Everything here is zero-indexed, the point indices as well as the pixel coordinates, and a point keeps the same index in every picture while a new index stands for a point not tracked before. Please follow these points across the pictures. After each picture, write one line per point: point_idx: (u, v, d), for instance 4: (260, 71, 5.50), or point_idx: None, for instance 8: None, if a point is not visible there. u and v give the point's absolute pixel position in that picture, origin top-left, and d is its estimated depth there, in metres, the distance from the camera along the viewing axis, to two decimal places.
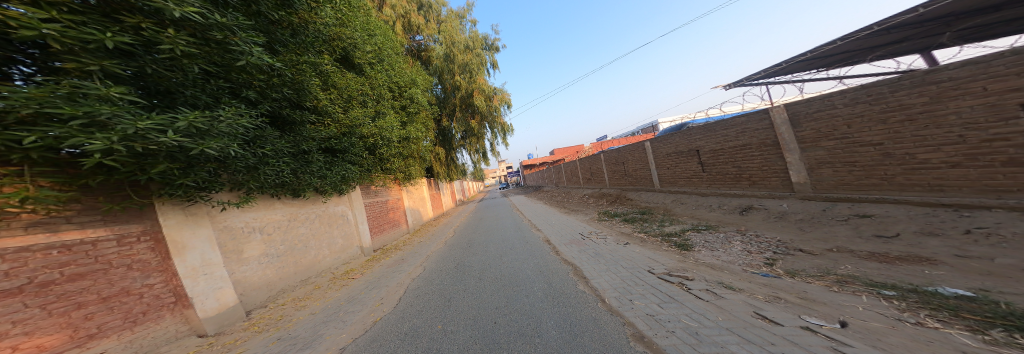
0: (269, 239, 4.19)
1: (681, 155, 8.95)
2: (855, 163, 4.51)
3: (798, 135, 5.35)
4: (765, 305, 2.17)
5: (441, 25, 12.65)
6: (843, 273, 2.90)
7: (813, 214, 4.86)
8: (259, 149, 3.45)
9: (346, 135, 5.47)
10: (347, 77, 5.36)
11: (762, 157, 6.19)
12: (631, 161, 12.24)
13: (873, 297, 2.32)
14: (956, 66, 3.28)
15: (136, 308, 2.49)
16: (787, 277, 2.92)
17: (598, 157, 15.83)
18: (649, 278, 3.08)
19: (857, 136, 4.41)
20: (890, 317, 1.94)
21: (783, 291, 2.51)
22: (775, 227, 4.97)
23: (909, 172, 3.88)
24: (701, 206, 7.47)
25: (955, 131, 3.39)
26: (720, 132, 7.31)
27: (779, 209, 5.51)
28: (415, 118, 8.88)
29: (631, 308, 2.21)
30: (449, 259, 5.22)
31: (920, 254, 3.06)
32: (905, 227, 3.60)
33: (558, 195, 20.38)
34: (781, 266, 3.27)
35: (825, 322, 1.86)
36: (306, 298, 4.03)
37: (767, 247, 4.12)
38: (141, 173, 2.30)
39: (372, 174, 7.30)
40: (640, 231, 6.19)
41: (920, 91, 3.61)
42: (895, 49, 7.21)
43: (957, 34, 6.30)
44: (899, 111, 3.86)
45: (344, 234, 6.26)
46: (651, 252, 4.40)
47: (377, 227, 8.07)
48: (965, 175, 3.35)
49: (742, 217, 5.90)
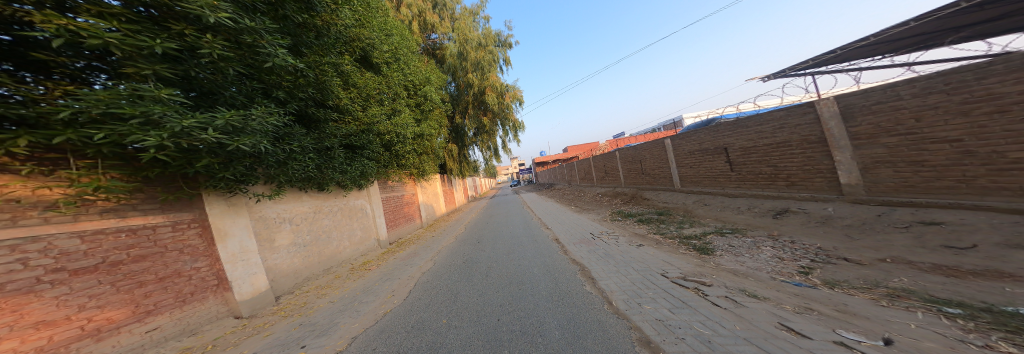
0: (297, 229, 4.52)
1: (706, 153, 8.40)
2: (922, 163, 3.95)
3: (851, 131, 4.79)
4: (794, 316, 1.98)
5: (455, 23, 12.82)
6: (896, 287, 2.57)
7: (864, 219, 4.34)
8: (287, 146, 3.72)
9: (365, 132, 5.75)
10: (365, 76, 5.61)
11: (804, 155, 5.62)
12: (649, 159, 11.71)
13: (933, 315, 2.03)
14: None
15: (186, 289, 2.80)
16: (825, 288, 2.64)
17: (614, 154, 15.35)
18: (660, 282, 2.93)
19: (929, 131, 3.85)
20: (950, 338, 1.68)
21: (817, 302, 2.27)
22: (815, 233, 4.50)
23: (995, 173, 3.33)
24: (727, 207, 6.97)
25: None
26: (753, 127, 6.74)
27: (822, 213, 4.99)
28: (431, 116, 9.12)
29: (639, 312, 2.12)
30: (459, 254, 5.33)
31: (1001, 269, 2.62)
32: (984, 238, 3.09)
33: (572, 192, 20.10)
34: (819, 276, 2.96)
35: (866, 339, 1.66)
36: (327, 286, 4.32)
37: (803, 254, 3.75)
38: (188, 167, 2.57)
39: (388, 170, 7.61)
40: (656, 232, 5.91)
41: (1017, 77, 3.06)
42: (983, 29, 6.22)
43: None
44: (987, 102, 3.30)
45: (363, 226, 6.61)
46: (664, 255, 4.18)
47: (392, 221, 8.42)
48: None
49: (777, 221, 5.41)
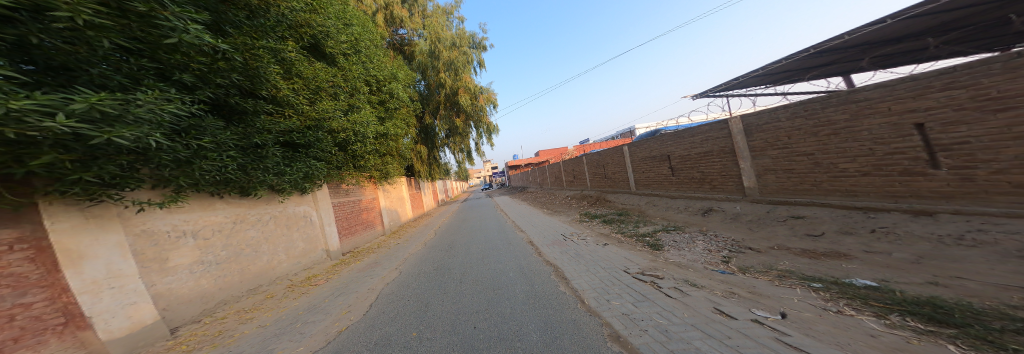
0: (205, 244, 3.73)
1: (655, 159, 9.50)
2: (792, 171, 5.14)
3: (751, 144, 5.96)
4: (723, 300, 2.39)
5: (427, 19, 12.19)
6: (783, 268, 3.29)
7: (759, 215, 5.44)
8: (194, 141, 3.04)
9: (311, 129, 5.15)
10: (315, 67, 5.06)
11: (722, 163, 6.78)
12: (611, 164, 12.73)
13: (808, 290, 2.65)
14: (870, 88, 3.85)
15: (5, 335, 2.01)
16: (740, 273, 3.23)
17: (581, 160, 16.18)
18: (624, 278, 3.23)
19: (795, 146, 5.04)
20: (817, 307, 2.24)
21: (737, 286, 2.79)
22: (729, 228, 5.49)
23: (832, 179, 4.51)
24: (670, 208, 8.00)
25: (867, 144, 4.00)
26: (688, 139, 7.88)
27: (733, 211, 6.09)
28: (395, 115, 8.56)
29: (608, 308, 2.31)
30: (430, 261, 5.05)
31: (838, 250, 3.58)
32: (828, 227, 4.17)
33: (540, 196, 20.51)
34: (735, 263, 3.62)
35: (770, 315, 2.11)
36: (255, 309, 3.67)
37: (724, 245, 4.54)
38: (15, 166, 1.87)
39: (344, 171, 6.89)
40: (618, 231, 6.48)
41: (842, 109, 4.23)
42: (825, 71, 8.35)
43: (873, 59, 7.46)
44: (826, 126, 4.49)
45: (306, 237, 5.80)
46: (626, 253, 4.61)
47: (348, 229, 7.57)
48: (873, 183, 3.98)
49: (705, 218, 6.43)
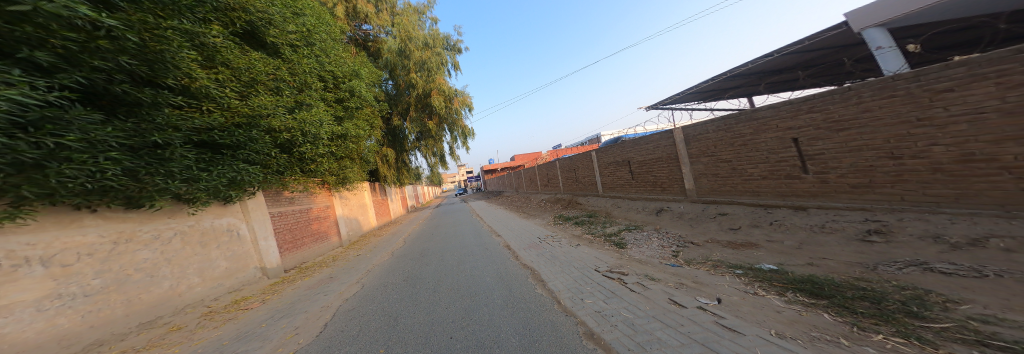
0: (67, 271, 2.86)
1: (617, 164, 10.23)
2: (717, 175, 6.11)
3: (691, 151, 6.81)
4: (676, 291, 2.71)
5: (396, 17, 11.64)
6: (716, 258, 3.82)
7: (697, 213, 6.24)
8: (50, 140, 2.18)
9: (244, 127, 4.41)
10: (250, 57, 4.48)
11: (669, 168, 7.61)
12: (581, 169, 13.24)
13: (734, 276, 3.11)
14: (767, 109, 4.85)
15: None
16: (686, 266, 3.65)
17: (554, 165, 16.47)
18: (595, 277, 3.41)
19: (718, 154, 6.02)
20: (740, 290, 2.67)
21: (684, 277, 3.15)
22: (676, 225, 6.18)
23: (743, 181, 5.54)
24: (632, 208, 8.65)
25: (765, 153, 5.05)
26: (642, 146, 8.67)
27: (678, 210, 6.85)
28: (352, 115, 7.86)
29: (582, 306, 2.44)
30: (400, 271, 4.71)
31: (750, 240, 4.32)
32: (743, 222, 5.00)
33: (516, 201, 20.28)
34: (682, 257, 4.07)
35: (710, 300, 2.48)
36: (153, 345, 2.93)
37: (674, 241, 5.08)
38: None
39: (286, 176, 5.97)
40: (589, 232, 6.78)
41: (748, 124, 5.26)
42: (737, 92, 10.03)
43: (768, 84, 9.37)
44: (738, 138, 5.51)
45: (230, 255, 4.90)
46: (596, 252, 4.84)
47: (291, 242, 6.61)
48: (769, 184, 5.07)
49: (659, 217, 7.14)
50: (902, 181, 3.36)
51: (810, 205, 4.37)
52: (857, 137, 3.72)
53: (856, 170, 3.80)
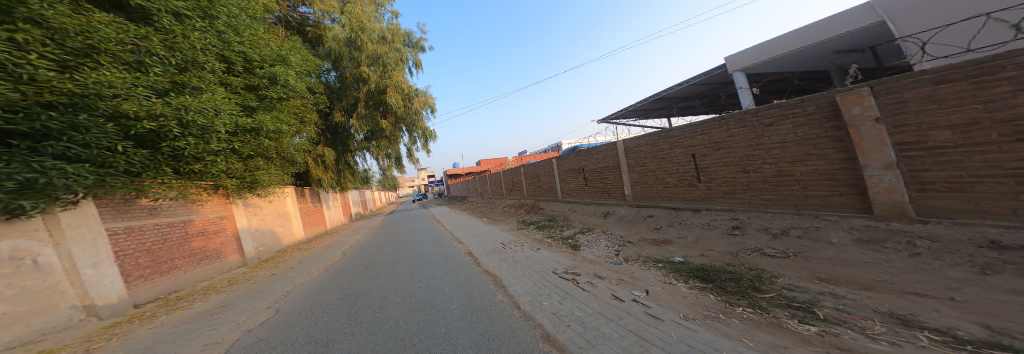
0: None
1: (570, 171, 10.75)
2: (643, 182, 7.29)
3: (630, 160, 7.73)
4: (616, 286, 3.19)
5: (347, 5, 10.48)
6: (643, 255, 4.36)
7: (633, 215, 7.08)
8: None
9: (61, 110, 2.95)
10: (100, 18, 3.33)
11: (613, 175, 8.38)
12: (544, 175, 13.14)
13: (659, 270, 3.72)
14: (680, 129, 6.13)
15: None
16: (626, 263, 4.06)
17: (517, 171, 16.48)
18: (553, 279, 3.64)
19: (644, 164, 7.19)
20: (661, 281, 3.38)
21: (622, 273, 3.58)
22: (617, 226, 6.88)
23: (659, 188, 6.83)
24: (584, 212, 9.11)
25: (675, 165, 6.37)
26: (592, 155, 9.34)
27: (621, 213, 7.58)
28: (262, 106, 6.49)
29: (540, 310, 2.64)
30: (342, 285, 4.27)
31: (667, 238, 5.17)
32: (664, 222, 5.98)
33: (478, 206, 19.47)
34: (623, 255, 4.51)
35: (641, 293, 3.03)
36: None
37: (617, 240, 5.64)
38: None
39: (135, 181, 4.46)
40: (549, 236, 6.92)
41: (665, 141, 6.53)
42: (659, 114, 12.19)
43: (677, 108, 11.68)
44: (658, 152, 6.76)
45: (19, 291, 3.16)
46: (552, 254, 5.06)
47: (149, 266, 4.93)
48: (674, 191, 6.44)
49: (604, 218, 7.90)
50: (750, 188, 4.92)
51: (703, 206, 5.78)
52: (728, 157, 5.25)
53: (726, 181, 5.35)
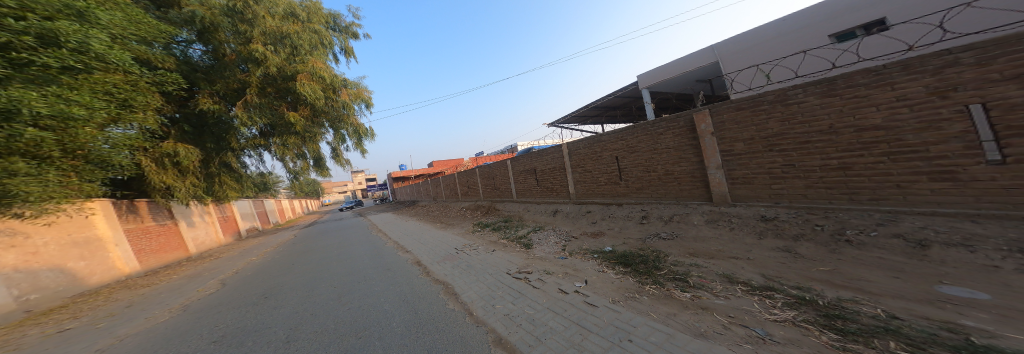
0: None
1: (521, 173, 10.78)
2: (580, 181, 7.98)
3: (571, 161, 8.26)
4: (561, 280, 3.39)
5: None
6: (581, 248, 4.73)
7: (574, 212, 7.66)
8: None
9: None
10: None
11: (559, 176, 8.84)
12: (499, 176, 12.66)
13: (595, 261, 4.06)
14: (607, 135, 6.93)
15: None
16: (572, 257, 4.30)
17: (469, 173, 15.87)
18: (507, 280, 3.67)
19: (581, 166, 7.89)
20: (595, 267, 3.77)
21: (565, 266, 3.82)
22: (562, 223, 7.35)
23: (592, 187, 7.61)
24: (536, 211, 9.26)
25: (604, 166, 7.17)
26: (540, 157, 9.61)
27: (566, 210, 8.07)
28: (11, 76, 3.68)
29: (493, 313, 2.58)
30: (239, 319, 3.42)
31: (601, 230, 5.77)
32: (598, 216, 6.64)
33: (428, 211, 17.93)
34: (570, 249, 4.82)
35: (582, 283, 3.27)
36: None
37: (561, 236, 5.90)
38: None
39: None
40: (504, 237, 6.86)
41: (597, 145, 7.28)
42: (598, 119, 13.34)
43: (611, 115, 13.00)
44: (591, 155, 7.51)
45: None
46: (506, 254, 5.06)
47: None
48: (603, 188, 7.28)
49: (550, 215, 8.39)
50: (651, 184, 6.01)
51: (623, 200, 6.66)
52: (637, 159, 6.25)
53: (637, 179, 6.31)
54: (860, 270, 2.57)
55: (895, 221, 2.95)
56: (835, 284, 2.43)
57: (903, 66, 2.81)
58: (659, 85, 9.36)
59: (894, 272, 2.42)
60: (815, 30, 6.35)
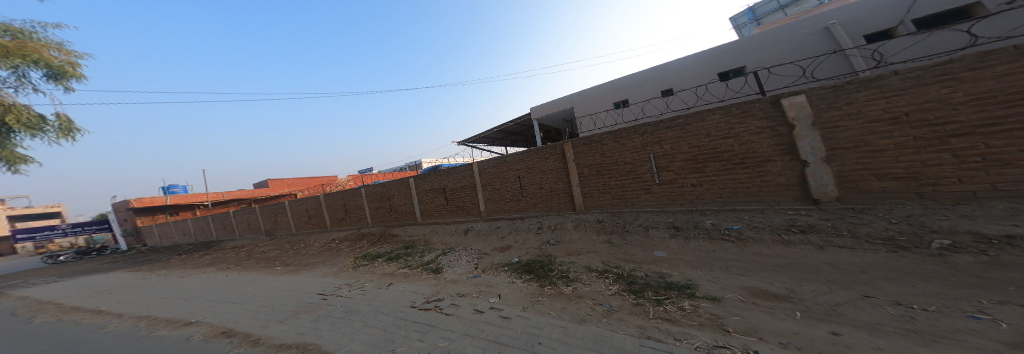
0: None
1: (432, 191, 9.79)
2: (490, 199, 8.07)
3: (482, 180, 8.24)
4: (477, 299, 3.26)
5: None
6: (487, 266, 4.63)
7: (484, 228, 7.61)
8: None
9: None
10: None
11: (470, 194, 8.58)
12: (397, 197, 11.21)
13: (505, 274, 4.05)
14: (514, 156, 7.34)
15: None
16: (487, 274, 4.18)
17: (353, 195, 13.28)
18: (410, 315, 3.17)
19: (490, 184, 8.01)
20: (508, 278, 3.83)
21: (478, 285, 3.71)
22: (475, 240, 7.14)
23: (499, 204, 7.89)
24: (447, 232, 8.60)
25: (511, 185, 7.52)
26: (453, 175, 9.03)
27: (478, 227, 7.89)
28: None
29: None
30: None
31: (510, 244, 5.95)
32: (506, 231, 6.79)
33: (289, 246, 13.66)
34: (484, 266, 4.70)
35: (495, 298, 3.21)
36: None
37: (472, 255, 5.67)
38: None
39: None
40: (404, 266, 6.01)
41: (506, 166, 7.55)
42: (502, 140, 13.95)
43: (514, 138, 13.91)
44: (500, 174, 7.72)
45: None
46: (409, 286, 4.45)
47: None
48: (510, 206, 7.62)
49: (454, 233, 8.27)
50: (546, 198, 6.88)
51: (525, 214, 7.25)
52: (535, 177, 7.00)
53: (539, 195, 6.97)
54: (630, 248, 4.52)
55: (631, 216, 5.52)
56: (611, 257, 4.22)
57: (640, 132, 5.48)
58: (545, 118, 10.73)
59: (640, 246, 4.50)
60: (606, 97, 9.15)
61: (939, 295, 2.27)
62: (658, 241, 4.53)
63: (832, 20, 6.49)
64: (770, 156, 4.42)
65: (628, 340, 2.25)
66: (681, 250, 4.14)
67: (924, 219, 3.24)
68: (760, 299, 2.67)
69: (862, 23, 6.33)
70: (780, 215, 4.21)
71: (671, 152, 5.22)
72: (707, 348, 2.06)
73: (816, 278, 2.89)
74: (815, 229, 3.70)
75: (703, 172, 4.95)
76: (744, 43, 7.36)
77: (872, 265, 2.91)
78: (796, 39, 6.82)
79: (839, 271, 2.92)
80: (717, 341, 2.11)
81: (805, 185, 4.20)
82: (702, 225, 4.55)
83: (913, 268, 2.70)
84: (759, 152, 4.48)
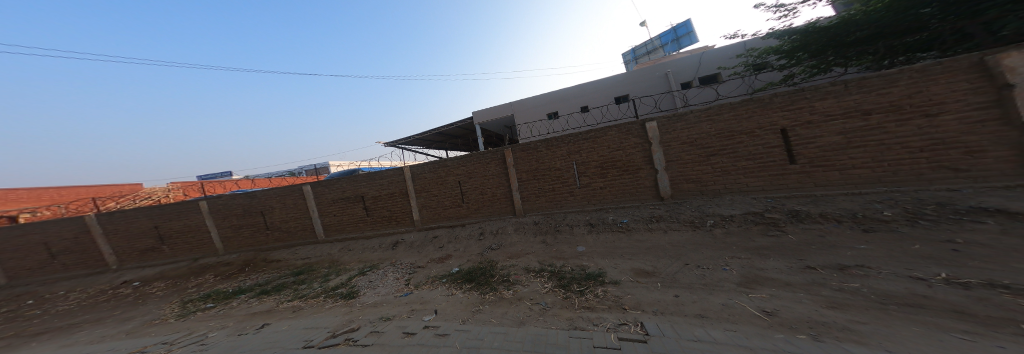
0: None
1: (347, 201, 8.06)
2: (428, 206, 7.35)
3: (415, 186, 7.41)
4: (405, 321, 2.89)
5: None
6: (420, 281, 4.48)
7: (423, 239, 6.96)
8: None
9: None
10: None
11: (403, 202, 7.56)
12: (279, 210, 8.59)
13: (444, 286, 4.02)
14: (456, 159, 6.98)
15: None
16: (419, 290, 4.06)
17: (195, 207, 9.15)
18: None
19: (430, 189, 7.28)
20: (445, 294, 3.63)
21: (414, 303, 3.49)
22: (409, 253, 6.46)
23: (434, 213, 7.31)
24: (367, 248, 7.41)
25: (451, 189, 7.09)
26: (379, 180, 7.73)
27: (411, 239, 7.14)
28: None
29: None
30: None
31: (448, 252, 5.86)
32: (445, 240, 6.49)
33: (42, 296, 8.33)
34: (415, 282, 4.48)
35: (430, 315, 2.98)
36: None
37: (404, 271, 5.30)
38: None
39: None
40: (291, 299, 4.71)
41: (445, 170, 7.10)
42: (432, 143, 13.06)
43: (447, 139, 13.26)
44: (440, 179, 7.15)
45: None
46: (304, 321, 3.45)
47: None
48: (452, 212, 7.15)
49: (373, 249, 7.25)
50: (486, 202, 6.83)
51: (466, 221, 6.99)
52: (478, 182, 6.86)
53: (483, 201, 6.87)
54: (555, 244, 5.12)
55: (549, 215, 6.32)
56: (544, 256, 4.63)
57: (551, 142, 6.29)
58: (487, 123, 11.04)
59: (556, 243, 5.18)
60: (535, 109, 10.20)
61: (709, 257, 3.95)
62: (582, 236, 5.20)
63: (667, 69, 9.25)
64: (640, 165, 5.84)
65: (560, 335, 2.44)
66: (595, 243, 4.90)
67: (704, 208, 5.18)
68: (640, 278, 3.51)
69: (695, 69, 9.13)
70: (645, 209, 5.62)
71: (586, 160, 6.13)
72: (614, 326, 2.55)
73: (665, 256, 4.09)
74: (663, 218, 5.16)
75: (608, 177, 6.05)
76: (635, 76, 9.48)
77: (685, 241, 4.48)
78: (661, 77, 9.30)
79: (673, 247, 4.33)
80: (620, 320, 2.63)
81: (651, 182, 5.81)
82: (608, 222, 5.48)
83: (702, 242, 4.37)
84: (634, 163, 5.87)
